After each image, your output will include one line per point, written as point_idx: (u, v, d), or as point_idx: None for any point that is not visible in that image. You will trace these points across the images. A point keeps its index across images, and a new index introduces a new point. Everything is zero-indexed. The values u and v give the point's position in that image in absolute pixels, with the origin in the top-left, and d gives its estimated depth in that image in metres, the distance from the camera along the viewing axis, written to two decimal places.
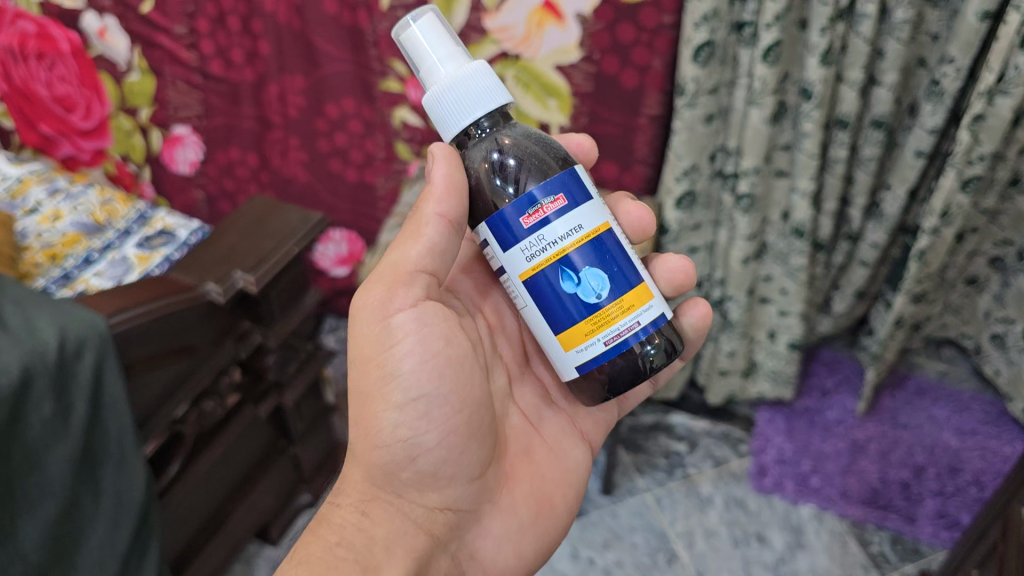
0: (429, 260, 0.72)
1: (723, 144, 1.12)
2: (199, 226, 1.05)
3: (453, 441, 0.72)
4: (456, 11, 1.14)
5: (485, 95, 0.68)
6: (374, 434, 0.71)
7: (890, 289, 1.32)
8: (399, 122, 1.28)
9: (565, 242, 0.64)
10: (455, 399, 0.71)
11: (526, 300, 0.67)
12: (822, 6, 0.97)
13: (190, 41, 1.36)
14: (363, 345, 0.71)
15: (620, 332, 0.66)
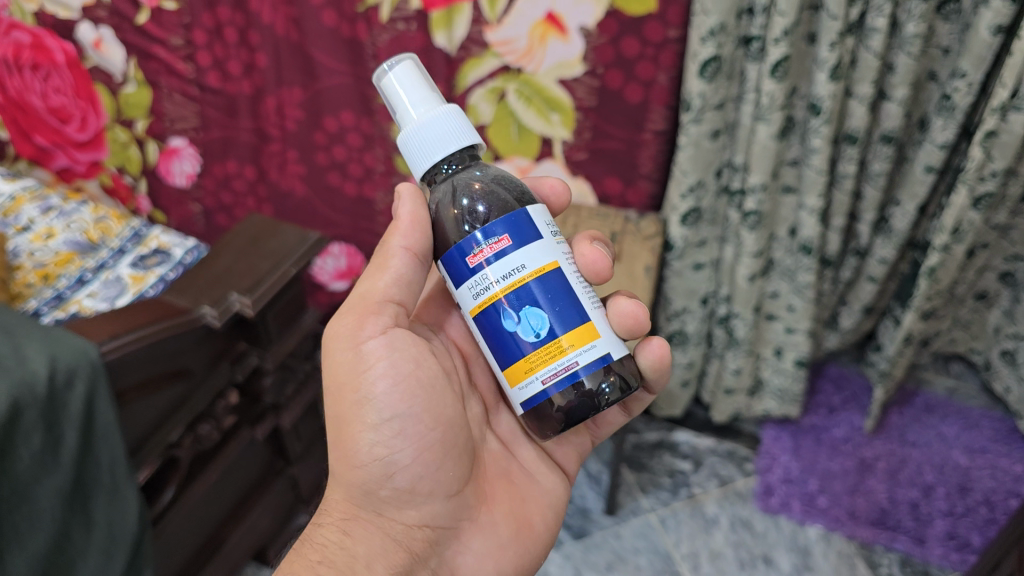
0: (398, 290, 0.71)
1: (729, 160, 1.10)
2: (194, 244, 1.03)
3: (430, 458, 0.70)
4: (457, 24, 1.12)
5: (452, 137, 0.67)
6: (352, 455, 0.70)
7: (898, 305, 1.30)
8: (398, 136, 1.26)
9: (508, 280, 0.61)
10: (428, 416, 0.70)
11: (478, 337, 0.65)
12: (831, 21, 0.95)
13: (186, 52, 1.34)
14: (336, 372, 0.71)
15: (561, 370, 0.62)
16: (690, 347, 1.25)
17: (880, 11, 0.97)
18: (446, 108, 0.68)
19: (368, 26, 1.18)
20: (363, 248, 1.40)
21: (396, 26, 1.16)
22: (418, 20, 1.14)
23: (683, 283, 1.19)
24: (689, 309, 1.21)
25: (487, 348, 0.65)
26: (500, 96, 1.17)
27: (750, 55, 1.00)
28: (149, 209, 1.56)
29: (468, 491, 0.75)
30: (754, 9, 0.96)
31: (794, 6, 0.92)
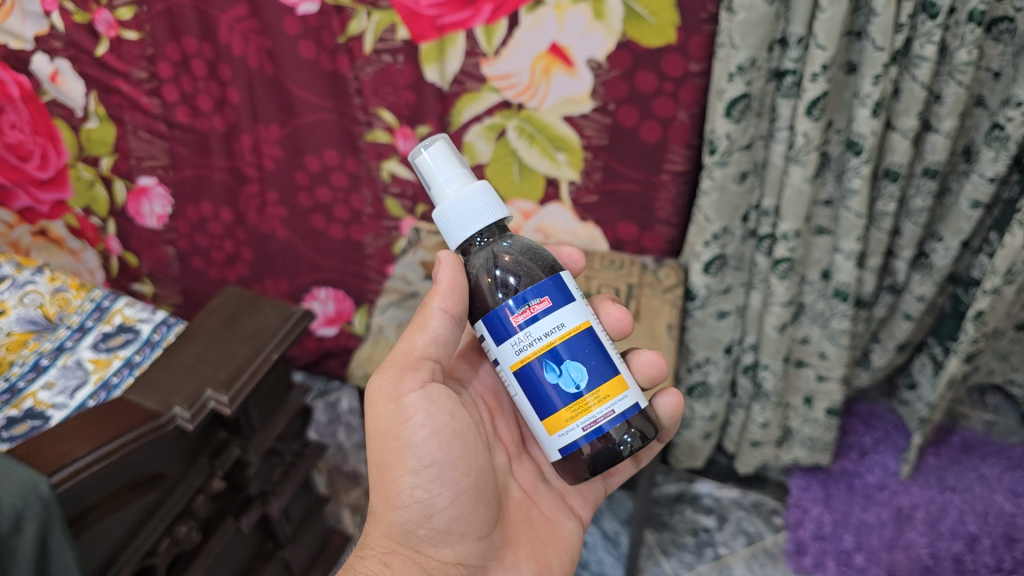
0: (437, 347, 0.68)
1: (757, 202, 0.99)
2: (165, 320, 0.92)
3: (467, 501, 0.67)
4: (451, 56, 1.01)
5: (484, 214, 0.66)
6: (391, 497, 0.67)
7: (935, 342, 1.20)
8: (388, 176, 1.15)
9: (549, 337, 0.60)
10: (465, 463, 0.67)
11: (514, 391, 0.63)
12: (875, 52, 0.84)
13: (151, 86, 1.23)
14: (375, 422, 0.68)
15: (598, 420, 0.61)
16: (713, 399, 1.15)
17: (929, 38, 0.86)
18: (478, 184, 0.66)
19: (351, 59, 1.08)
20: (354, 293, 1.28)
21: (383, 59, 1.05)
22: (407, 52, 1.03)
23: (706, 332, 1.08)
24: (712, 360, 1.11)
25: (523, 401, 0.62)
26: (500, 135, 1.06)
27: (781, 90, 0.89)
28: (120, 251, 1.44)
29: (496, 534, 0.72)
30: (788, 40, 0.86)
31: (835, 38, 0.82)
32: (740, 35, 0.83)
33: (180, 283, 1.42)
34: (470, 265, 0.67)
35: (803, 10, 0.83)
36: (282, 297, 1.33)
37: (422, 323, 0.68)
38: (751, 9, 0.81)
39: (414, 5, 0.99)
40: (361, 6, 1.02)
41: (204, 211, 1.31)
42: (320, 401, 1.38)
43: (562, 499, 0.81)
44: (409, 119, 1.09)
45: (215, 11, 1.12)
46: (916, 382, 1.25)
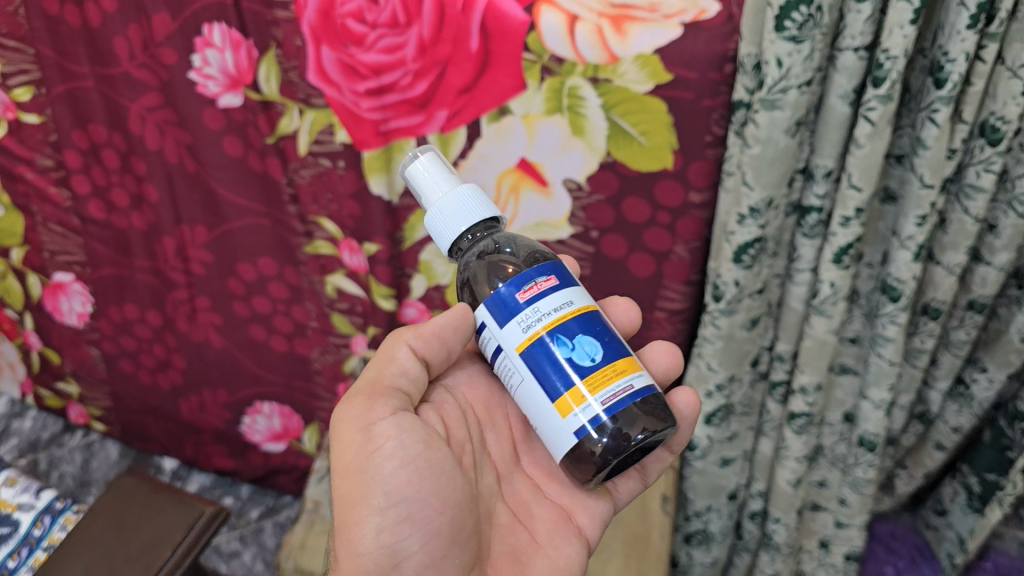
0: (409, 379, 0.59)
1: (769, 346, 0.82)
2: (45, 509, 0.94)
3: (440, 545, 0.55)
4: (401, 165, 0.85)
5: (474, 211, 0.58)
6: (350, 543, 0.55)
7: (969, 470, 1.03)
8: (334, 291, 0.98)
9: (560, 311, 0.52)
10: (439, 500, 0.56)
11: (520, 379, 0.53)
12: (922, 189, 0.67)
13: (59, 175, 1.06)
14: (339, 453, 0.56)
15: (620, 394, 0.50)
16: (714, 545, 0.98)
17: (988, 166, 0.69)
18: (468, 187, 0.59)
19: (283, 161, 0.90)
20: (301, 408, 1.11)
21: (321, 163, 0.88)
22: (348, 157, 0.86)
23: (707, 481, 0.91)
24: (714, 508, 0.94)
25: (531, 387, 0.52)
26: None
27: (802, 228, 0.72)
28: (40, 346, 1.25)
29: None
30: (812, 173, 0.69)
31: (872, 178, 0.65)
32: (753, 172, 0.66)
33: (109, 385, 1.24)
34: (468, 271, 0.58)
35: (833, 140, 0.66)
36: (220, 409, 1.16)
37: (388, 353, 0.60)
38: (767, 143, 0.64)
39: (354, 107, 0.82)
40: (293, 102, 0.85)
41: (129, 313, 1.14)
42: (267, 521, 1.18)
43: (568, 517, 0.63)
44: (354, 231, 0.91)
45: (125, 98, 0.94)
46: (945, 509, 1.08)
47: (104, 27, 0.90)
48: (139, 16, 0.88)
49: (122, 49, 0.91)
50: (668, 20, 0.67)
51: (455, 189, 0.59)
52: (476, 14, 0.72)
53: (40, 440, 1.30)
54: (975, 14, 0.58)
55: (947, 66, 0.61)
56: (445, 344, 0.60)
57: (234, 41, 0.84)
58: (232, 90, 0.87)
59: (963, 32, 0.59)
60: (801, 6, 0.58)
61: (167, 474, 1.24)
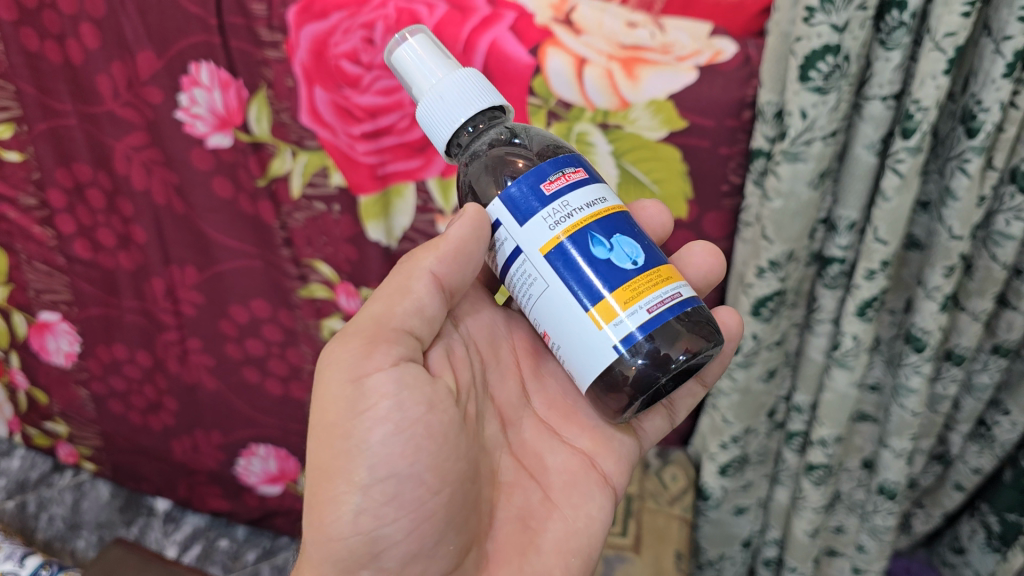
0: (421, 318, 0.52)
1: (786, 396, 0.79)
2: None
3: (428, 530, 0.50)
4: (400, 210, 0.82)
5: (477, 98, 0.52)
6: (324, 519, 0.49)
7: (989, 508, 0.94)
8: (329, 335, 0.96)
9: (594, 207, 0.48)
10: (434, 476, 0.50)
11: (547, 282, 0.48)
12: (950, 240, 0.64)
13: (42, 215, 1.01)
14: (323, 406, 0.50)
15: (667, 301, 0.47)
16: None
17: (1019, 213, 0.65)
18: (468, 71, 0.54)
19: (275, 204, 0.86)
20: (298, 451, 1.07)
21: (315, 207, 0.85)
22: (344, 201, 0.83)
23: (721, 530, 0.87)
24: (727, 556, 0.90)
25: (558, 293, 0.47)
26: None
27: (823, 279, 0.68)
28: (27, 386, 1.18)
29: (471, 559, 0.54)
30: (834, 223, 0.65)
31: (900, 232, 0.61)
32: (774, 225, 0.63)
33: (99, 425, 1.18)
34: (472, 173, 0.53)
35: (857, 190, 0.62)
36: (214, 450, 1.11)
37: (405, 286, 0.52)
38: (790, 196, 0.61)
39: (349, 150, 0.79)
40: (285, 144, 0.82)
41: (118, 354, 1.09)
42: (264, 565, 1.11)
43: (590, 462, 0.61)
44: (351, 275, 0.89)
45: (109, 137, 0.90)
46: (963, 547, 1.00)
47: (86, 64, 0.86)
48: (123, 54, 0.83)
49: (105, 86, 0.86)
50: (682, 62, 0.65)
51: (456, 72, 0.53)
52: (478, 56, 0.69)
53: (28, 480, 1.21)
54: (1012, 63, 0.55)
55: (980, 115, 0.58)
56: (471, 266, 0.53)
57: (222, 81, 0.80)
58: (221, 130, 0.83)
59: (998, 81, 0.56)
60: (827, 56, 0.55)
61: (160, 516, 1.17)
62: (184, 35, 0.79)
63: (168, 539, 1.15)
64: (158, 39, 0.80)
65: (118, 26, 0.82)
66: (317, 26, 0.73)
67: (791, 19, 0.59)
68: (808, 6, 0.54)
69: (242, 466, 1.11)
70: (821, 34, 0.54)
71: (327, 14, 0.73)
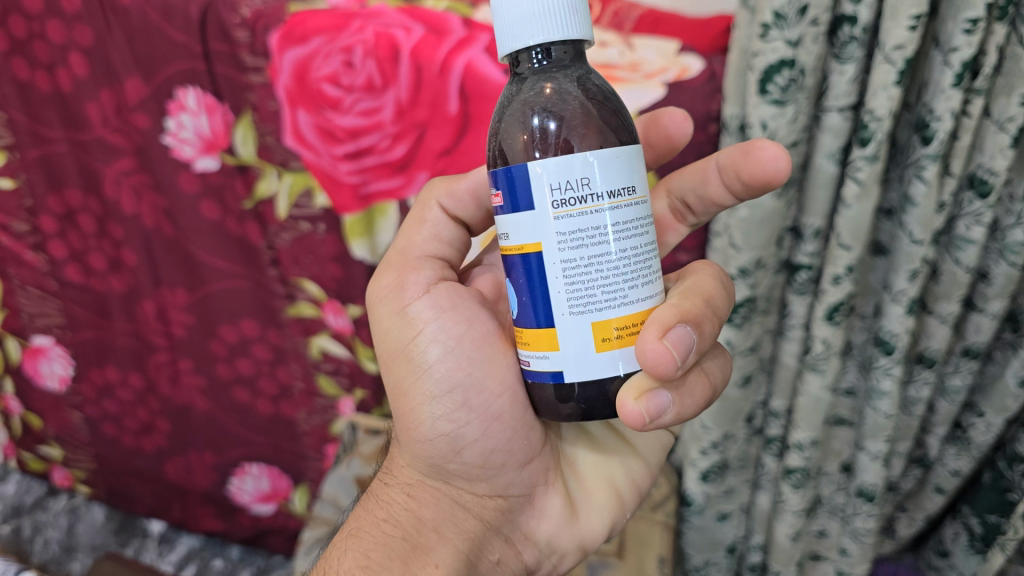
0: (442, 243, 0.56)
1: (763, 402, 0.81)
2: None
3: (504, 429, 0.52)
4: (382, 228, 0.84)
5: (540, 20, 0.41)
6: (408, 427, 0.53)
7: (970, 511, 0.94)
8: (318, 353, 0.97)
9: (500, 243, 0.43)
10: (497, 381, 0.51)
11: None
12: (912, 245, 0.66)
13: (35, 240, 1.02)
14: (384, 336, 0.54)
15: (524, 363, 0.44)
16: None
17: (978, 218, 0.67)
18: None
19: (262, 225, 0.89)
20: (291, 468, 1.09)
21: (300, 226, 0.87)
22: (329, 221, 0.85)
23: (705, 535, 0.88)
24: (713, 563, 0.91)
25: None
26: None
27: (793, 285, 0.71)
28: (21, 411, 1.19)
29: (548, 454, 0.56)
30: (801, 231, 0.68)
31: (862, 237, 0.64)
32: (742, 234, 0.66)
33: (92, 448, 1.19)
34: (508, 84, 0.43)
35: (821, 200, 0.65)
36: (207, 470, 1.12)
37: (422, 218, 0.56)
38: (754, 205, 0.64)
39: (332, 170, 0.81)
40: (270, 166, 0.84)
41: (110, 377, 1.11)
42: None
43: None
44: (337, 293, 0.91)
45: (99, 162, 0.92)
46: (947, 550, 1.00)
47: (76, 92, 0.88)
48: (111, 81, 0.86)
49: (94, 113, 0.89)
50: (650, 79, 0.68)
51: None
52: (454, 77, 0.72)
53: (23, 505, 1.21)
54: (960, 73, 0.57)
55: (933, 123, 0.60)
56: (482, 201, 0.55)
57: (208, 106, 0.83)
58: (208, 153, 0.86)
59: (948, 90, 0.58)
60: (783, 70, 0.58)
61: (154, 537, 1.17)
62: (169, 61, 0.82)
63: (162, 558, 1.14)
64: (145, 66, 0.83)
65: (106, 55, 0.84)
66: (298, 50, 0.75)
67: (749, 35, 0.61)
68: (763, 23, 0.57)
69: (231, 484, 1.12)
70: (776, 48, 0.57)
71: (308, 38, 0.75)
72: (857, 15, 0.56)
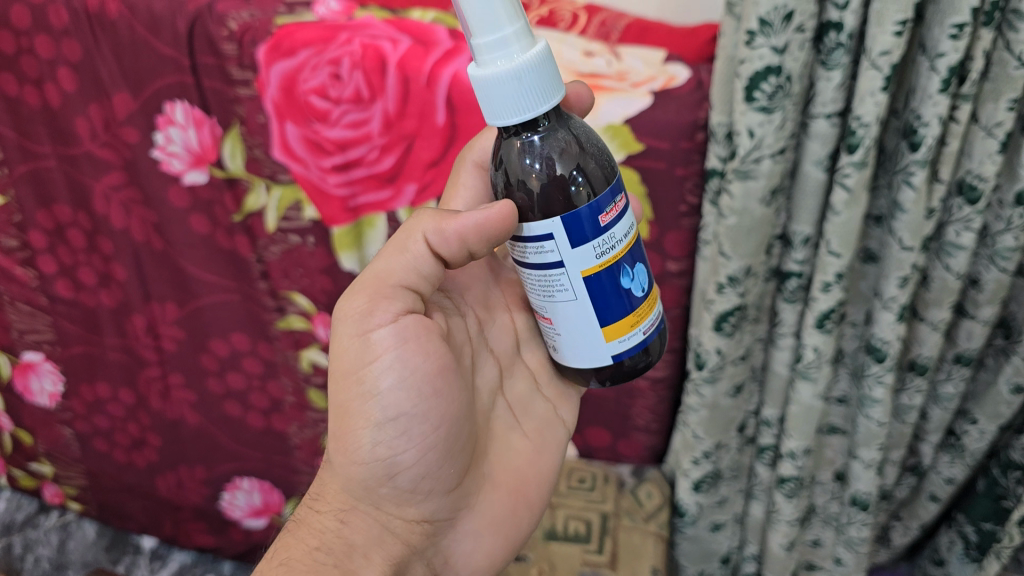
0: (420, 277, 0.52)
1: (755, 410, 0.80)
2: None
3: (440, 458, 0.54)
4: (371, 240, 0.84)
5: (546, 90, 0.45)
6: (345, 452, 0.53)
7: (965, 519, 0.94)
8: (308, 366, 0.97)
9: (628, 237, 0.47)
10: (438, 413, 0.53)
11: (576, 296, 0.47)
12: (902, 252, 0.66)
13: (24, 256, 1.02)
14: (336, 354, 0.53)
15: (652, 324, 0.50)
16: None
17: (968, 224, 0.67)
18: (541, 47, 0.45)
19: (251, 238, 0.88)
20: (282, 482, 1.08)
21: (290, 239, 0.87)
22: (318, 233, 0.85)
23: (699, 546, 0.88)
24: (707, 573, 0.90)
25: (582, 310, 0.47)
26: None
27: (783, 293, 0.71)
28: (11, 427, 1.19)
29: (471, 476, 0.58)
30: (789, 239, 0.68)
31: (852, 244, 0.64)
32: (730, 242, 0.66)
33: (83, 464, 1.18)
34: (501, 150, 0.47)
35: (809, 206, 0.65)
36: (199, 485, 1.12)
37: (402, 245, 0.52)
38: (743, 213, 0.64)
39: (321, 182, 0.81)
40: (258, 178, 0.84)
41: (101, 392, 1.10)
42: None
43: (554, 411, 0.63)
44: (327, 306, 0.91)
45: (88, 177, 0.92)
46: (943, 558, 0.99)
47: (64, 107, 0.88)
48: (99, 96, 0.86)
49: (83, 128, 0.89)
50: (637, 88, 0.69)
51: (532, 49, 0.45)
52: (441, 88, 0.72)
53: (14, 522, 1.21)
54: (946, 79, 0.57)
55: (921, 129, 0.60)
56: (465, 244, 0.51)
57: (196, 119, 0.83)
58: (197, 167, 0.86)
59: (935, 96, 0.58)
60: (769, 77, 0.58)
61: (146, 554, 1.17)
62: (157, 75, 0.81)
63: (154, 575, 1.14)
64: (133, 80, 0.83)
65: (94, 69, 0.84)
66: (285, 63, 0.75)
67: (735, 43, 0.62)
68: (748, 30, 0.57)
69: (223, 499, 1.12)
70: (762, 56, 0.57)
71: (295, 51, 0.75)
72: (842, 21, 0.56)
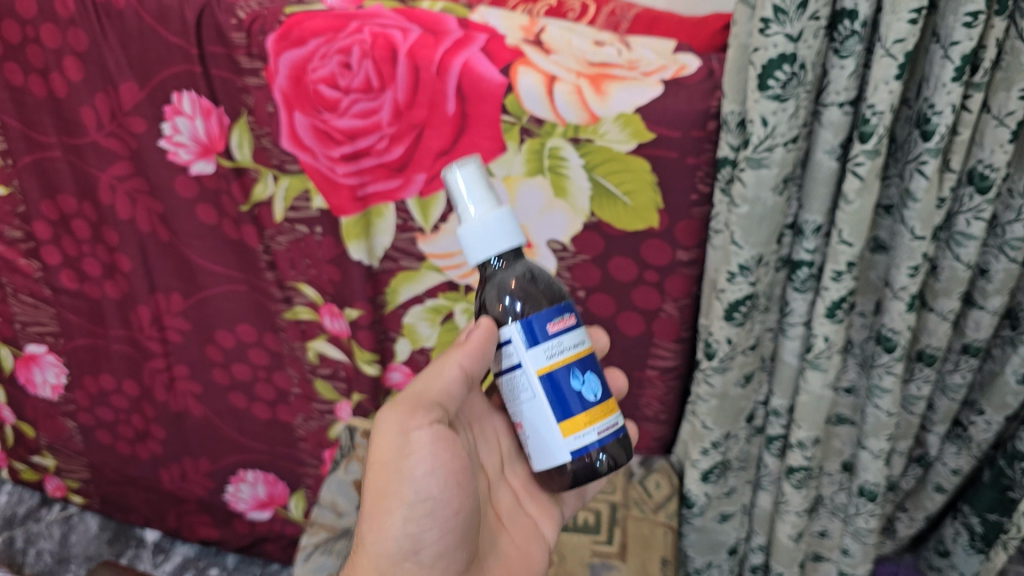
0: (448, 392, 0.56)
1: (764, 400, 0.80)
2: None
3: (459, 544, 0.55)
4: (380, 230, 0.84)
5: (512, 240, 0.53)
6: (376, 530, 0.53)
7: (970, 510, 0.94)
8: (315, 357, 0.96)
9: (580, 346, 0.52)
10: (462, 502, 0.55)
11: (531, 393, 0.51)
12: (914, 241, 0.66)
13: (27, 247, 1.02)
14: (373, 445, 0.54)
15: (606, 429, 0.52)
16: None
17: (978, 213, 0.67)
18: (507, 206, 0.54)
19: (258, 229, 0.88)
20: (287, 475, 1.08)
21: (297, 230, 0.87)
22: (326, 223, 0.85)
23: (707, 537, 0.88)
24: (715, 565, 0.90)
25: (538, 407, 0.51)
26: (446, 317, 0.88)
27: (793, 283, 0.71)
28: (14, 420, 1.18)
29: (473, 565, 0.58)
30: (801, 228, 0.68)
31: (863, 233, 0.64)
32: (742, 231, 0.66)
33: (86, 457, 1.17)
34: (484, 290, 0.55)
35: (821, 195, 0.65)
36: (203, 477, 1.11)
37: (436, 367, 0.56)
38: (755, 201, 0.64)
39: (329, 172, 0.80)
40: (267, 168, 0.84)
41: (105, 384, 1.09)
42: None
43: (536, 527, 0.65)
44: (334, 297, 0.90)
45: (94, 168, 0.92)
46: (948, 550, 0.99)
47: (70, 97, 0.88)
48: (106, 86, 0.85)
49: (89, 118, 0.88)
50: (648, 77, 0.69)
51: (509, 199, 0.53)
52: (452, 77, 0.72)
53: (15, 515, 1.21)
54: (960, 67, 0.57)
55: (934, 118, 0.60)
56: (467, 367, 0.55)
57: (204, 109, 0.83)
58: (204, 157, 0.86)
59: (949, 84, 0.58)
60: (784, 65, 0.58)
61: (149, 546, 1.17)
62: (165, 64, 0.81)
63: (158, 568, 1.15)
64: (140, 70, 0.82)
65: (101, 58, 0.83)
66: (294, 52, 0.75)
67: (748, 32, 0.62)
68: (763, 18, 0.57)
69: (227, 491, 1.11)
70: (777, 43, 0.57)
71: (304, 41, 0.75)
72: (857, 9, 0.56)
